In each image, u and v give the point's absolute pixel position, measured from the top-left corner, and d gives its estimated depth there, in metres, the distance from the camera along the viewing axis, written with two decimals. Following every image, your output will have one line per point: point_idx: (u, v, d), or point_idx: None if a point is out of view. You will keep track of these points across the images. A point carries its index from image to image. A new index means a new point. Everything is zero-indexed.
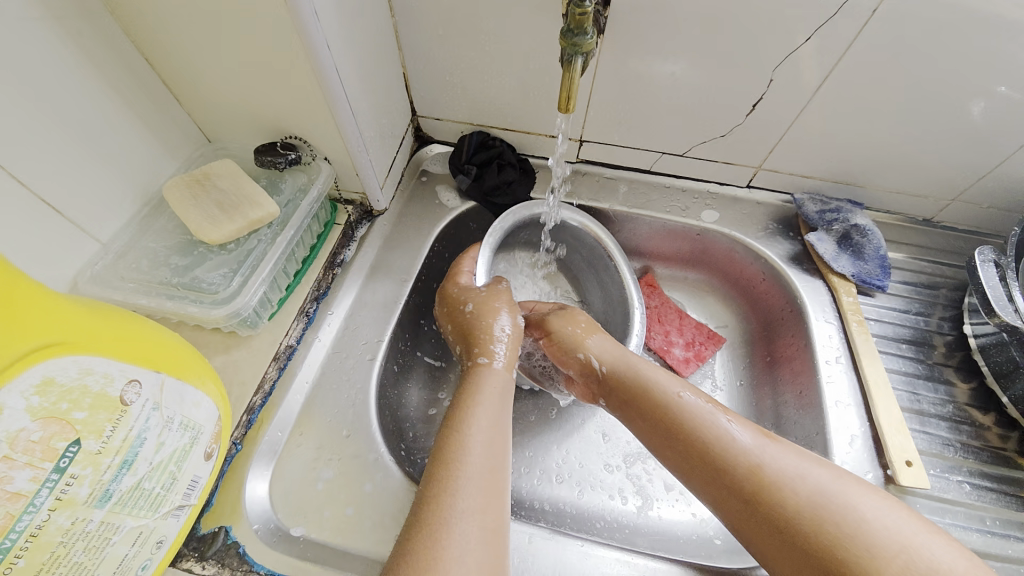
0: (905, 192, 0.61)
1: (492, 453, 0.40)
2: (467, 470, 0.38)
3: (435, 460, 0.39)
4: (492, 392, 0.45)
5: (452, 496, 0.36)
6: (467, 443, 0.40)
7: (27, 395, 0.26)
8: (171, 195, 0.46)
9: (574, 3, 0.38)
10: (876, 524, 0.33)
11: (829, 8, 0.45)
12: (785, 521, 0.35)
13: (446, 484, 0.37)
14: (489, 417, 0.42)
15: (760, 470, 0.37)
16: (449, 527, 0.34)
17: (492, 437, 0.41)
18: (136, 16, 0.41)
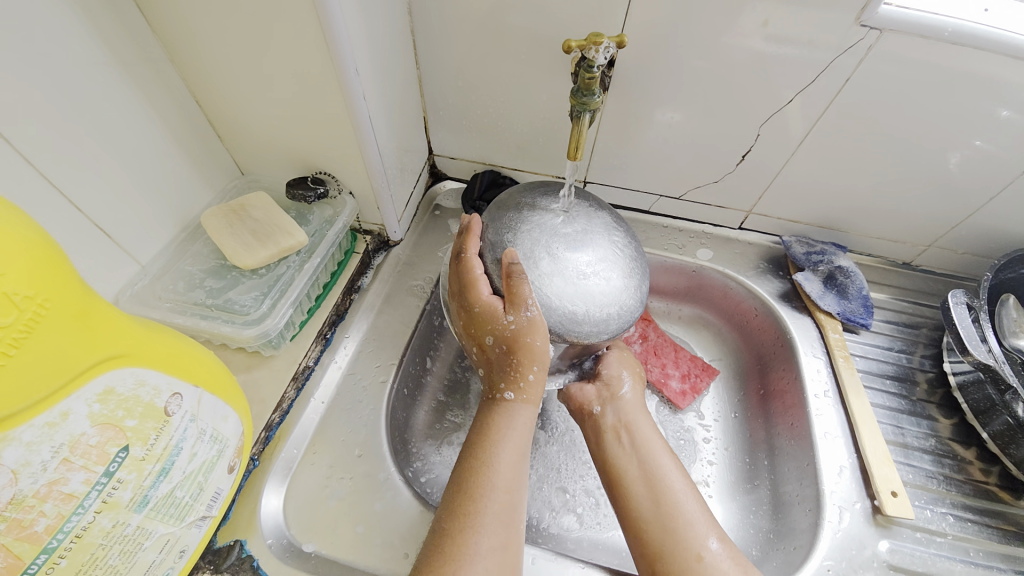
0: (884, 237, 0.66)
1: (510, 494, 0.41)
2: (489, 494, 0.40)
3: (456, 500, 0.40)
4: (517, 430, 0.44)
5: (469, 546, 0.37)
6: (491, 489, 0.40)
7: (90, 402, 0.28)
8: (208, 223, 0.49)
9: (584, 68, 0.43)
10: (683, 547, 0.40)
11: (806, 74, 0.51)
12: (654, 543, 0.41)
13: (466, 511, 0.39)
14: (511, 457, 0.42)
15: (664, 498, 0.43)
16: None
17: (512, 478, 0.41)
18: (194, 65, 0.46)
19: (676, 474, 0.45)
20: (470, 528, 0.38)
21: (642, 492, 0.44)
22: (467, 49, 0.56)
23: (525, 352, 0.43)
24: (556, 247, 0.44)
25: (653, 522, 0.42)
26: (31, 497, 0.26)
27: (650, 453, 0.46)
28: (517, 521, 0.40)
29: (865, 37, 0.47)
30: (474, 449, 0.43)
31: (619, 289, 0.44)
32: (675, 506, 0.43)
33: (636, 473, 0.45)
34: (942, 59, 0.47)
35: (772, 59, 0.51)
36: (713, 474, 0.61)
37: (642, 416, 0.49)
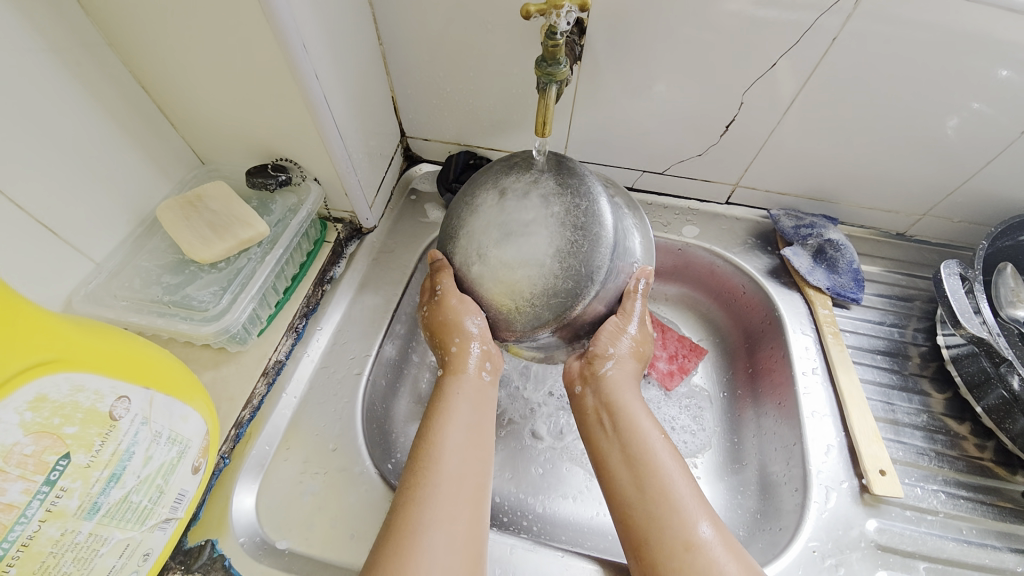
0: (876, 208, 0.64)
1: (463, 458, 0.41)
2: (438, 482, 0.39)
3: (409, 468, 0.40)
4: (465, 399, 0.45)
5: (421, 508, 0.38)
6: (440, 452, 0.41)
7: (21, 411, 0.27)
8: (164, 216, 0.47)
9: (548, 35, 0.39)
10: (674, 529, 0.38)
11: (789, 36, 0.48)
12: (642, 529, 0.39)
13: (414, 496, 0.38)
14: (460, 428, 0.43)
15: (650, 480, 0.40)
16: (419, 542, 0.36)
17: (462, 442, 0.42)
18: (136, 49, 0.43)
19: (665, 454, 0.42)
20: (422, 491, 0.39)
21: (628, 476, 0.41)
22: (430, 22, 0.53)
23: (455, 329, 0.45)
24: (490, 230, 0.40)
25: (639, 508, 0.40)
26: None
27: (638, 434, 0.43)
28: (476, 487, 0.40)
29: None
30: (426, 421, 0.43)
31: (552, 280, 0.39)
32: (662, 489, 0.40)
33: (618, 457, 0.43)
34: (933, 16, 0.44)
35: (752, 21, 0.47)
36: (700, 456, 0.60)
37: (631, 393, 0.46)
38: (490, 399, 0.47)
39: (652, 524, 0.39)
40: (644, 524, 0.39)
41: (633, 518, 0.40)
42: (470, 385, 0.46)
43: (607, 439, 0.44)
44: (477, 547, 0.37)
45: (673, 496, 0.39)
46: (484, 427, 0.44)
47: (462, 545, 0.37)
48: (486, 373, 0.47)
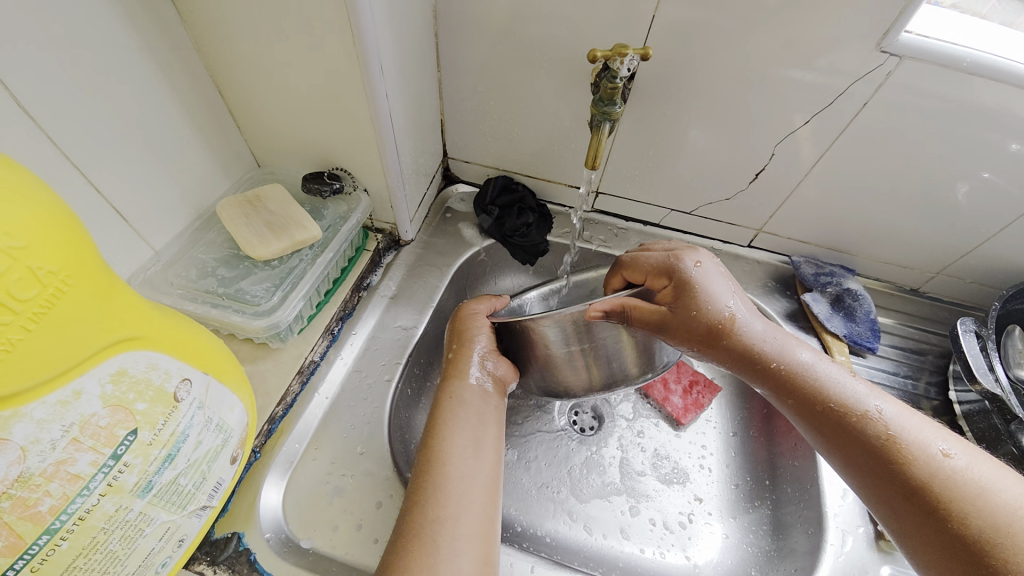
0: (893, 262, 0.66)
1: (465, 461, 0.41)
2: (443, 487, 0.39)
3: (416, 465, 0.41)
4: (464, 405, 0.45)
5: (427, 509, 0.38)
6: (446, 453, 0.41)
7: (103, 382, 0.28)
8: (224, 213, 0.50)
9: (608, 78, 0.44)
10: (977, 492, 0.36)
11: (823, 97, 0.51)
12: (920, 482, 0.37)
13: (419, 498, 0.39)
14: (464, 435, 0.43)
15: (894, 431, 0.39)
16: (421, 539, 0.36)
17: (468, 444, 0.42)
18: (222, 57, 0.47)
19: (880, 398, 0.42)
20: (425, 491, 0.39)
21: (875, 437, 0.39)
22: (488, 54, 0.57)
23: (464, 335, 0.50)
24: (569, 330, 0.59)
25: (913, 478, 0.37)
26: (37, 476, 0.26)
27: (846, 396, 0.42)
28: (479, 489, 0.40)
29: (884, 63, 0.47)
30: (431, 421, 0.44)
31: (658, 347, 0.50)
32: (908, 437, 0.39)
33: (850, 416, 0.41)
34: (957, 94, 0.48)
35: (789, 82, 0.51)
36: (712, 492, 0.61)
37: (800, 350, 0.45)
38: (491, 403, 0.47)
39: (928, 478, 0.37)
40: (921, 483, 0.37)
41: (907, 482, 0.38)
42: (475, 388, 0.47)
43: (808, 393, 0.43)
44: (485, 550, 0.37)
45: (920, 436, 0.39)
46: (487, 434, 0.44)
47: (470, 547, 0.37)
48: (485, 379, 0.47)
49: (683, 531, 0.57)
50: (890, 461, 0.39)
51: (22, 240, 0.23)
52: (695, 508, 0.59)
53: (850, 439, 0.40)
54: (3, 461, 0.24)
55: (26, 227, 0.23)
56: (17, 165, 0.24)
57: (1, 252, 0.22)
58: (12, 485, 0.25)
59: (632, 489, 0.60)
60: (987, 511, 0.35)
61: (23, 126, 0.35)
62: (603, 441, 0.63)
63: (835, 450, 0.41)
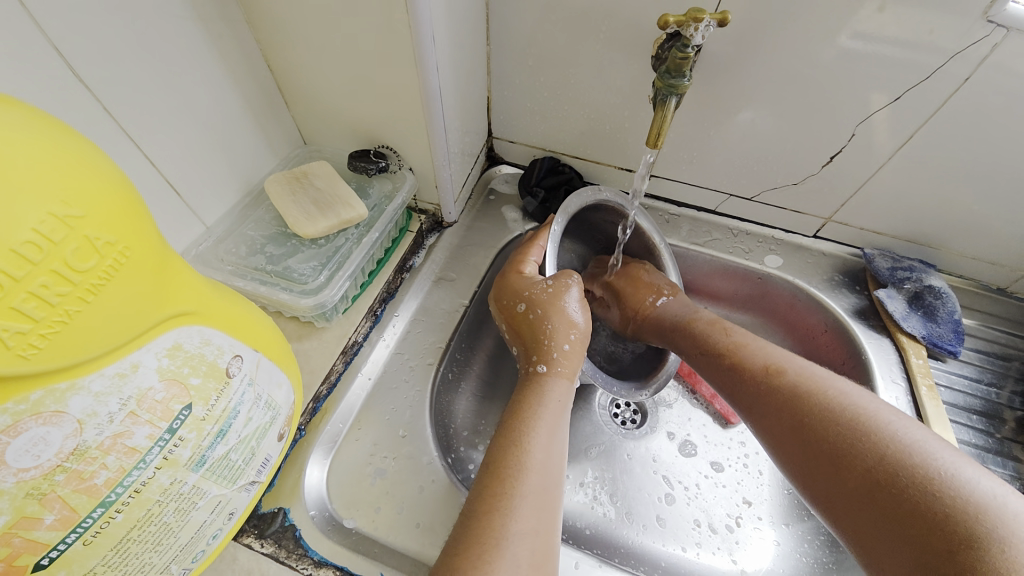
0: (982, 259, 0.60)
1: (547, 473, 0.39)
2: (520, 497, 0.37)
3: (487, 470, 0.39)
4: (555, 412, 0.43)
5: (506, 517, 0.35)
6: (530, 462, 0.39)
7: (159, 356, 0.28)
8: (272, 189, 0.50)
9: (677, 48, 0.40)
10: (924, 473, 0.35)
11: (912, 75, 0.46)
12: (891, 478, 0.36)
13: (495, 505, 0.36)
14: (544, 441, 0.41)
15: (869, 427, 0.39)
16: (499, 550, 0.33)
17: (549, 456, 0.40)
18: (271, 28, 0.46)
19: (872, 402, 0.41)
20: (502, 499, 0.36)
21: (834, 426, 0.40)
22: (541, 26, 0.53)
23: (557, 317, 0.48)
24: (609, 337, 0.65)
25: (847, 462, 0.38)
26: (93, 449, 0.26)
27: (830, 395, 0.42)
28: (555, 502, 0.38)
29: (990, 34, 0.41)
30: (510, 427, 0.42)
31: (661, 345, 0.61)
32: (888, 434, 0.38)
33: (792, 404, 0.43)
34: None
35: (878, 55, 0.46)
36: (762, 496, 0.57)
37: (794, 361, 0.46)
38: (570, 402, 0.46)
39: (901, 472, 0.36)
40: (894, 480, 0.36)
41: (849, 465, 0.38)
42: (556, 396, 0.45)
43: (790, 398, 0.44)
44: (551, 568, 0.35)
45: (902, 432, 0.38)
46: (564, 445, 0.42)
47: (539, 560, 0.34)
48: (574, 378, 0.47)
49: (729, 535, 0.55)
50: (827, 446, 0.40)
51: (78, 210, 0.22)
52: (744, 511, 0.56)
53: (792, 429, 0.42)
54: (60, 433, 0.24)
55: (83, 196, 0.22)
56: (75, 132, 0.24)
57: (56, 221, 0.21)
58: (68, 457, 0.25)
59: (677, 486, 0.57)
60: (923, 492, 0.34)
61: (79, 99, 0.35)
62: (647, 436, 0.60)
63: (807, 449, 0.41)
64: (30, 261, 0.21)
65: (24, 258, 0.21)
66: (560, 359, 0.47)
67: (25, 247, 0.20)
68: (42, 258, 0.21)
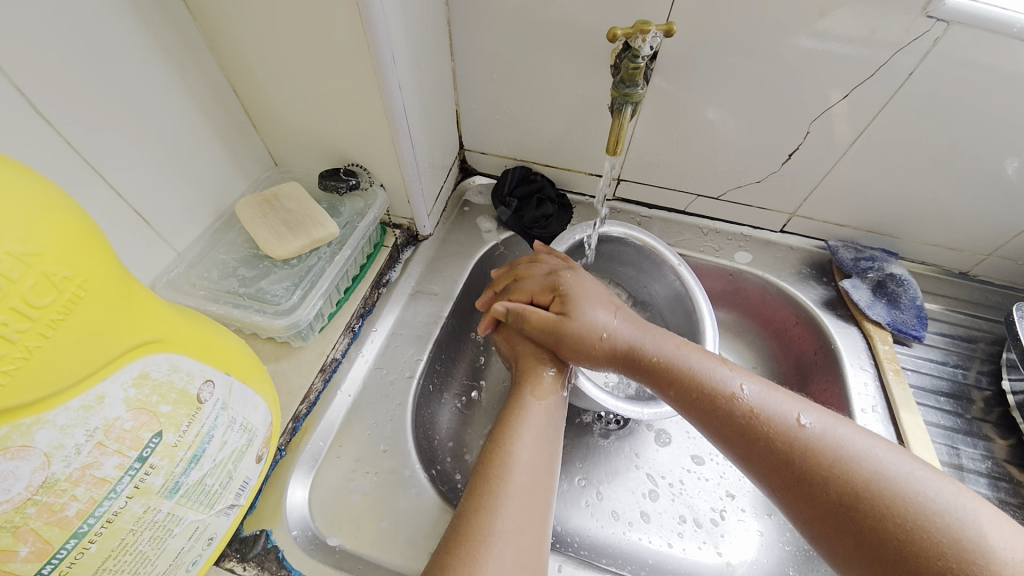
0: (939, 245, 0.62)
1: (535, 474, 0.40)
2: (507, 493, 0.37)
3: (476, 472, 0.40)
4: (536, 412, 0.43)
5: (491, 516, 0.36)
6: (515, 464, 0.39)
7: (126, 385, 0.28)
8: (243, 212, 0.50)
9: (630, 58, 0.42)
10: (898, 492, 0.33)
11: (856, 73, 0.48)
12: (894, 544, 0.31)
13: (485, 502, 0.37)
14: (534, 437, 0.42)
15: (844, 472, 0.34)
16: (487, 548, 0.34)
17: (537, 457, 0.41)
18: (235, 55, 0.46)
19: (845, 431, 0.37)
20: (491, 497, 0.37)
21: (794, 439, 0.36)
22: (502, 40, 0.55)
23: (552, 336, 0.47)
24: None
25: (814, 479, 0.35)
26: (62, 481, 0.26)
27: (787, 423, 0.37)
28: (541, 504, 0.38)
29: (931, 28, 0.43)
30: (498, 430, 0.42)
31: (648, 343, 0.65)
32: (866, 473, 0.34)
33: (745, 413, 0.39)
34: (1007, 62, 0.43)
35: (822, 57, 0.48)
36: (745, 487, 0.58)
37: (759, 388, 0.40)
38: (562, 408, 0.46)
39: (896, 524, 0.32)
40: (891, 539, 0.31)
41: (809, 479, 0.35)
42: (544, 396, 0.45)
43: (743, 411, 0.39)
44: (538, 562, 0.36)
45: (879, 467, 0.34)
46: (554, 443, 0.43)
47: (525, 557, 0.35)
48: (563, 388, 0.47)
49: (714, 528, 0.55)
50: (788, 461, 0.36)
51: (36, 246, 0.23)
52: (728, 504, 0.57)
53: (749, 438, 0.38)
54: (28, 467, 0.24)
55: (41, 232, 0.23)
56: (31, 169, 0.24)
57: (14, 259, 0.22)
58: (38, 490, 0.25)
59: (661, 484, 0.58)
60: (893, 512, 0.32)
61: (44, 134, 0.35)
62: (629, 436, 0.62)
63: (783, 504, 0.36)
64: None
65: None
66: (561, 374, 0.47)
67: None
68: (2, 295, 0.22)
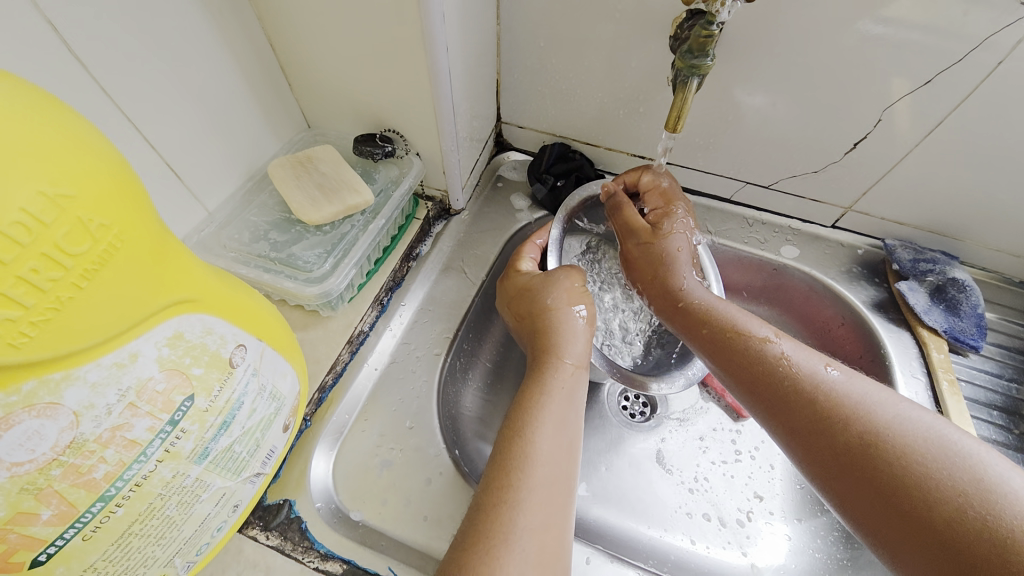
0: (1007, 251, 0.58)
1: (558, 462, 0.37)
2: (528, 486, 0.35)
3: (494, 461, 0.38)
4: (561, 397, 0.41)
5: (514, 511, 0.34)
6: (536, 454, 0.37)
7: (159, 345, 0.26)
8: (276, 173, 0.48)
9: (703, 24, 0.38)
10: (926, 445, 0.34)
11: (944, 59, 0.44)
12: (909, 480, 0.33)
13: (505, 497, 0.35)
14: (551, 421, 0.39)
15: (899, 440, 0.35)
16: (509, 547, 0.32)
17: (557, 443, 0.38)
18: (274, 6, 0.44)
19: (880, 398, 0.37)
20: (513, 489, 0.35)
21: (842, 422, 0.37)
22: (552, 4, 0.51)
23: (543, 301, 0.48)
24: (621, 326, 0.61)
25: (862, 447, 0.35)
26: (91, 442, 0.25)
27: (819, 382, 0.39)
28: (566, 492, 0.37)
29: None
30: (515, 416, 0.40)
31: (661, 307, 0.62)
32: (890, 430, 0.35)
33: (802, 396, 0.39)
34: None
35: (909, 39, 0.43)
36: (774, 490, 0.56)
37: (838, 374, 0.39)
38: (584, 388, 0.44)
39: (929, 483, 0.32)
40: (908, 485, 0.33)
41: (857, 453, 0.35)
42: (567, 380, 0.43)
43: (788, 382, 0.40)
44: (563, 553, 0.34)
45: (919, 430, 0.35)
46: (576, 423, 0.41)
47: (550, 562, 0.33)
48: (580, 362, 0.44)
49: (740, 529, 0.54)
50: (838, 440, 0.36)
51: (70, 189, 0.21)
52: (756, 506, 0.55)
53: (814, 420, 0.38)
54: (55, 426, 0.23)
55: (75, 175, 0.21)
56: (65, 107, 0.22)
57: (47, 201, 0.20)
58: (65, 451, 0.24)
59: (687, 479, 0.56)
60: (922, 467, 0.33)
61: (75, 78, 0.33)
62: (656, 428, 0.59)
63: (792, 430, 0.39)
64: (18, 245, 0.19)
65: (14, 241, 0.19)
66: (579, 351, 0.45)
67: (13, 229, 0.19)
68: (32, 240, 0.20)
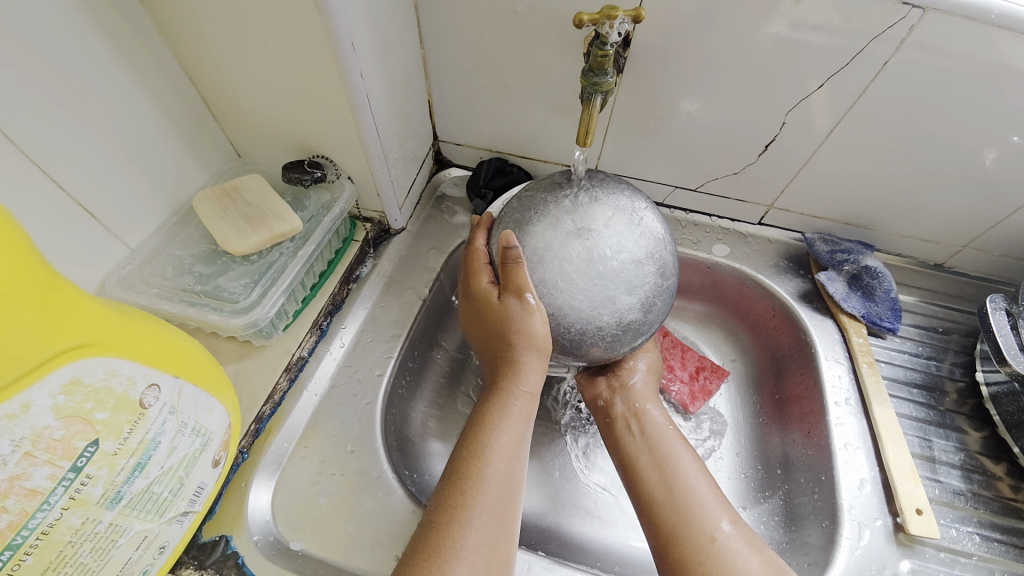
0: (917, 236, 0.62)
1: (507, 482, 0.39)
2: (478, 508, 0.37)
3: (447, 479, 0.38)
4: (518, 420, 0.41)
5: (465, 531, 0.35)
6: (491, 473, 0.38)
7: (54, 393, 0.26)
8: (199, 206, 0.48)
9: (597, 45, 0.40)
10: (688, 508, 0.41)
11: (834, 62, 0.47)
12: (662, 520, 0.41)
13: (456, 518, 0.36)
14: (509, 441, 0.40)
15: (655, 489, 0.43)
16: (458, 561, 0.34)
17: (511, 466, 0.39)
18: (186, 42, 0.44)
19: (685, 462, 0.44)
20: (464, 509, 0.36)
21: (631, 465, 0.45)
22: (472, 27, 0.53)
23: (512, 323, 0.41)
24: (624, 308, 0.40)
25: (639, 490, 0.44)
26: None
27: (636, 438, 0.47)
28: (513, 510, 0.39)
29: (907, 16, 0.42)
30: (470, 434, 0.41)
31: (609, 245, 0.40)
32: (668, 485, 0.43)
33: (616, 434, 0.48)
34: (984, 51, 0.43)
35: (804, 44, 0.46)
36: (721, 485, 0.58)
37: (675, 445, 0.46)
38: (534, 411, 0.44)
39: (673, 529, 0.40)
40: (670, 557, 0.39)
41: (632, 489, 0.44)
42: (519, 410, 0.42)
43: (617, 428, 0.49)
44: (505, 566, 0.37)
45: (685, 489, 0.42)
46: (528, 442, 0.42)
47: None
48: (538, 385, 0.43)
49: None
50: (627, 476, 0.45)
51: None
52: None
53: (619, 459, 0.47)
54: None
55: None
56: None
57: None
58: None
59: None
60: (666, 504, 0.41)
61: None
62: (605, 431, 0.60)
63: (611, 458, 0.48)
64: None
65: None
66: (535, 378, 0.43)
67: None
68: None
